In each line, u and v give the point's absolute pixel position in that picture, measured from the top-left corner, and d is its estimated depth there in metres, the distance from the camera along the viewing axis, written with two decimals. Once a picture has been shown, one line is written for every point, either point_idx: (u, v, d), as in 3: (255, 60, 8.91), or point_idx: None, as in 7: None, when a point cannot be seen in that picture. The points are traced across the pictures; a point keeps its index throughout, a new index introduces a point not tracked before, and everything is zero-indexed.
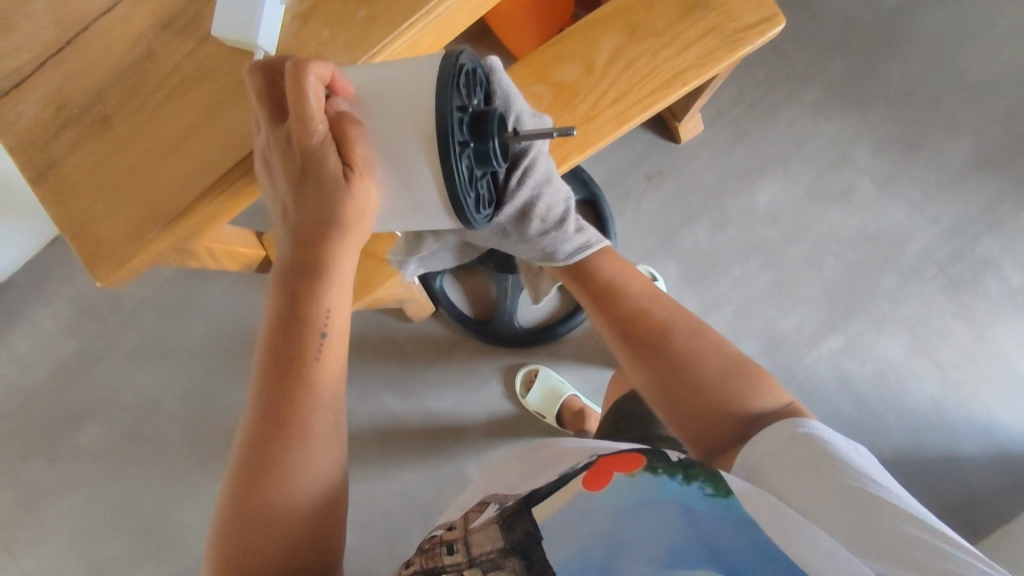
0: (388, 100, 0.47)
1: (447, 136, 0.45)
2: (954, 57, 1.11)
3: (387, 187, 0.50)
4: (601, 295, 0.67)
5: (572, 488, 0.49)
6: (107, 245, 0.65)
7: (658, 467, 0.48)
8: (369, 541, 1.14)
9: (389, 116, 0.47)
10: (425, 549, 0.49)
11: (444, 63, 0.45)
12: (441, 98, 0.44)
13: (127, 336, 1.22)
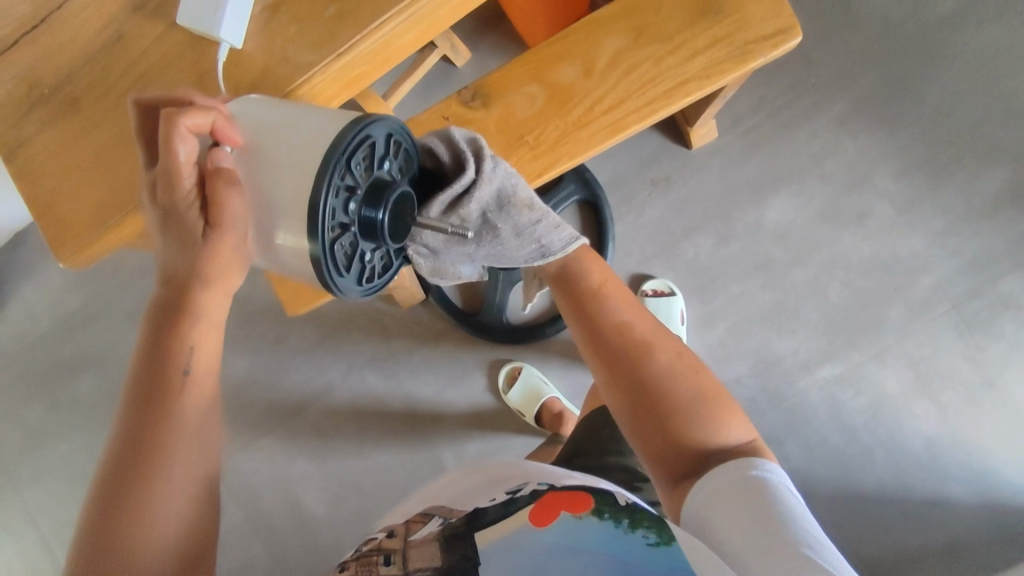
0: (273, 159, 0.45)
1: (321, 214, 0.42)
2: (1000, 79, 1.02)
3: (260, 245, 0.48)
4: (582, 302, 0.61)
5: (517, 519, 0.45)
6: (69, 229, 0.65)
7: (604, 512, 0.44)
8: (341, 514, 1.17)
9: (271, 175, 0.45)
10: (360, 555, 0.47)
11: (338, 138, 0.42)
12: (319, 181, 0.42)
13: (130, 293, 1.26)
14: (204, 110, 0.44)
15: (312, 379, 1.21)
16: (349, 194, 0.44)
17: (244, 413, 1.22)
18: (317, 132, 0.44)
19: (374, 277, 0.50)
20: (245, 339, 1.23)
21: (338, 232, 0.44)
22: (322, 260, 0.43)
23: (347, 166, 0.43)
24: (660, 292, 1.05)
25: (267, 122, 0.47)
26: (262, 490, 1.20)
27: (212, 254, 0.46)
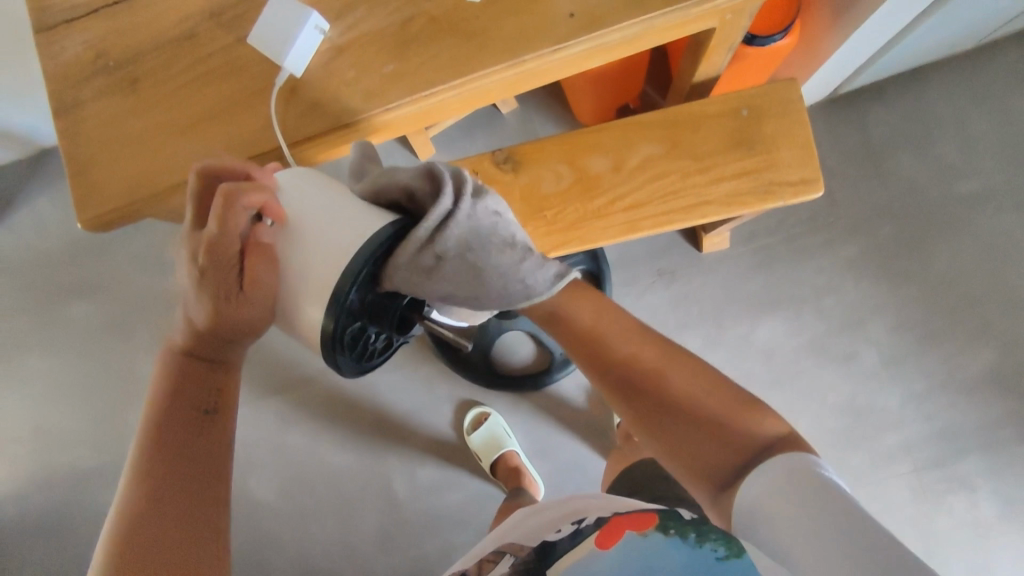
0: (300, 245, 0.48)
1: (341, 309, 0.47)
2: (1008, 266, 1.05)
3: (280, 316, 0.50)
4: (587, 341, 0.57)
5: (583, 547, 0.43)
6: (94, 194, 0.67)
7: (671, 527, 0.41)
8: (283, 505, 1.19)
9: (296, 258, 0.48)
10: None
11: (364, 244, 0.47)
12: (342, 280, 0.46)
13: (142, 239, 1.30)
14: (261, 189, 0.47)
15: (287, 366, 1.21)
16: (365, 291, 0.49)
17: None
18: (350, 230, 0.48)
19: (373, 356, 0.54)
20: None
21: (353, 321, 0.49)
22: (333, 344, 0.48)
23: (368, 268, 0.48)
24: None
25: (311, 206, 0.50)
26: None
27: (233, 313, 0.48)
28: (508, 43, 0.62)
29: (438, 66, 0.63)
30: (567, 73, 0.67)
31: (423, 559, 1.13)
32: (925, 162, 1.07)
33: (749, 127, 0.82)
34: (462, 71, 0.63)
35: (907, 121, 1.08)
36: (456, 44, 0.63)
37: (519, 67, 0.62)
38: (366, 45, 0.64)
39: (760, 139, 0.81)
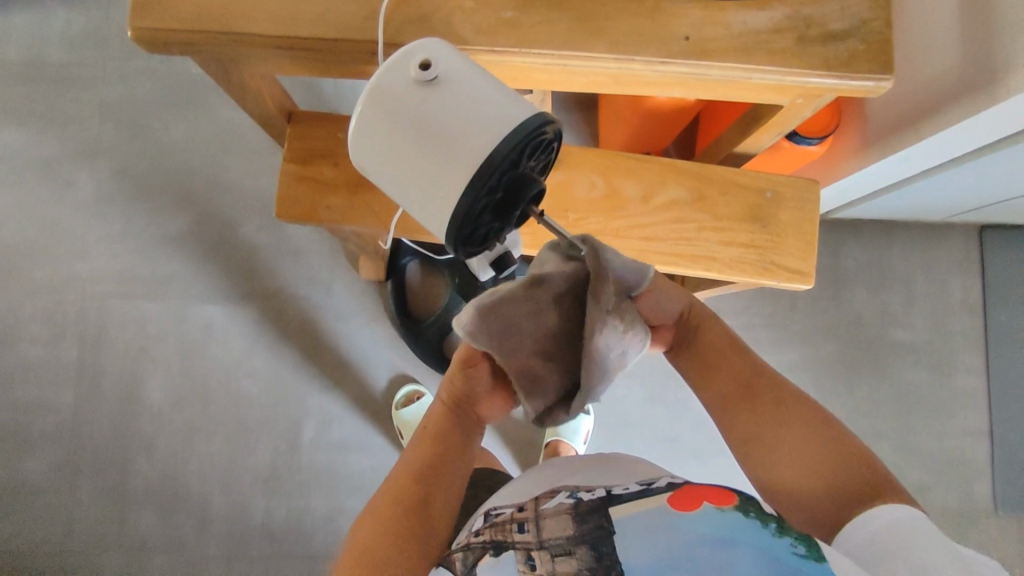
0: (453, 112, 0.43)
1: (489, 175, 0.42)
2: (916, 414, 1.16)
3: (409, 164, 0.45)
4: (733, 368, 0.62)
5: (655, 500, 0.50)
6: (159, 8, 0.63)
7: (750, 510, 0.48)
8: (176, 416, 1.15)
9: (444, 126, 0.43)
10: (496, 522, 0.54)
11: (532, 121, 0.42)
12: (503, 149, 0.42)
13: (115, 89, 1.18)
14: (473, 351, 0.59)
15: (237, 277, 1.17)
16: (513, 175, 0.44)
17: (152, 269, 1.16)
18: (515, 108, 0.44)
19: (473, 246, 0.47)
20: (197, 201, 1.17)
21: (487, 196, 0.43)
22: (464, 216, 0.43)
23: (529, 148, 0.43)
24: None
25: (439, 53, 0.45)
26: (117, 348, 1.15)
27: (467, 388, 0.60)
28: (624, 38, 0.65)
29: (552, 31, 0.64)
30: (654, 89, 0.71)
31: (306, 514, 1.13)
32: (877, 301, 1.19)
33: (768, 207, 0.89)
34: (572, 44, 0.64)
35: (875, 260, 1.20)
36: (577, 18, 0.65)
37: (625, 65, 0.65)
38: None
39: (775, 221, 0.89)
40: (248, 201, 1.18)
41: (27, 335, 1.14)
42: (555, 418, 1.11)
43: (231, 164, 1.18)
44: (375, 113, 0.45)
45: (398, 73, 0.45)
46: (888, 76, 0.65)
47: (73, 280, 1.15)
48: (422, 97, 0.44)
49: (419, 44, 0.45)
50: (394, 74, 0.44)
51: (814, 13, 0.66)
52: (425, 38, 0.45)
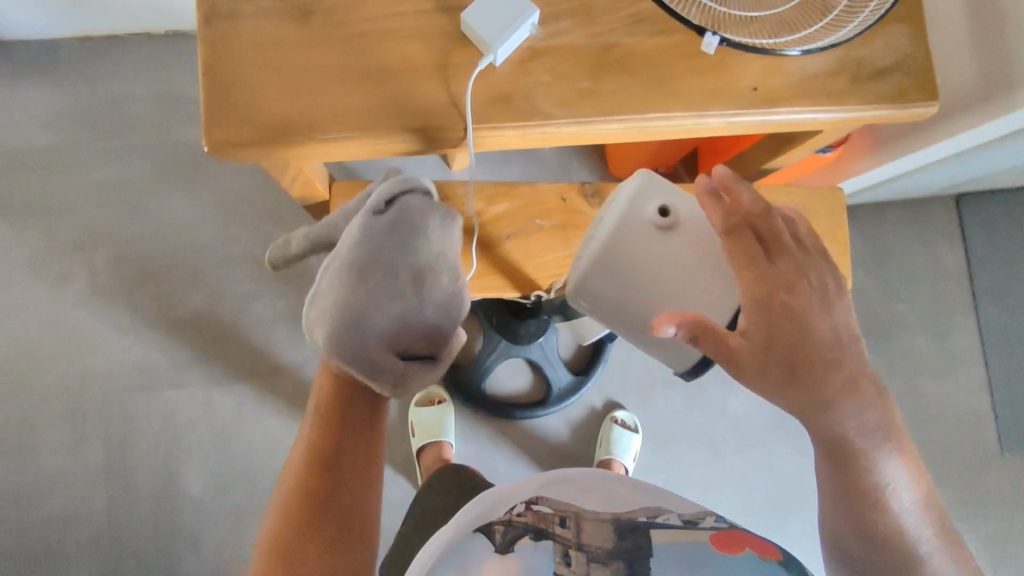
0: (698, 255, 0.48)
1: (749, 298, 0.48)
2: (925, 380, 1.26)
3: (662, 291, 0.48)
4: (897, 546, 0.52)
5: (704, 537, 0.48)
6: (234, 119, 0.60)
7: (792, 566, 0.48)
8: (218, 501, 1.09)
9: (688, 269, 0.48)
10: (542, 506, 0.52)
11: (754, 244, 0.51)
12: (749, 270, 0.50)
13: (102, 170, 1.11)
14: None
15: (263, 348, 1.12)
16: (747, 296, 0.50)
17: (171, 353, 1.10)
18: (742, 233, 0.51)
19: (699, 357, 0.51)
20: (210, 276, 1.12)
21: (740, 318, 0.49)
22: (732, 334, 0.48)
23: None
24: (627, 425, 1.16)
25: (661, 186, 0.50)
26: (146, 440, 1.09)
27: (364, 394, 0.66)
28: (696, 97, 0.67)
29: (629, 96, 0.65)
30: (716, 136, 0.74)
31: None
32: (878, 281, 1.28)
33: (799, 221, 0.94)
34: (650, 107, 0.66)
35: (870, 244, 1.29)
36: (651, 82, 0.66)
37: (700, 120, 0.67)
38: (566, 56, 0.64)
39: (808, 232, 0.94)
40: (263, 269, 1.13)
41: (46, 442, 1.07)
42: (608, 437, 1.14)
43: (241, 234, 1.13)
44: (618, 247, 0.49)
45: (637, 213, 0.49)
46: (933, 102, 0.70)
47: (88, 376, 1.09)
48: (670, 233, 0.49)
49: (644, 177, 0.50)
50: (634, 214, 0.49)
51: (862, 51, 0.70)
52: (649, 179, 0.50)
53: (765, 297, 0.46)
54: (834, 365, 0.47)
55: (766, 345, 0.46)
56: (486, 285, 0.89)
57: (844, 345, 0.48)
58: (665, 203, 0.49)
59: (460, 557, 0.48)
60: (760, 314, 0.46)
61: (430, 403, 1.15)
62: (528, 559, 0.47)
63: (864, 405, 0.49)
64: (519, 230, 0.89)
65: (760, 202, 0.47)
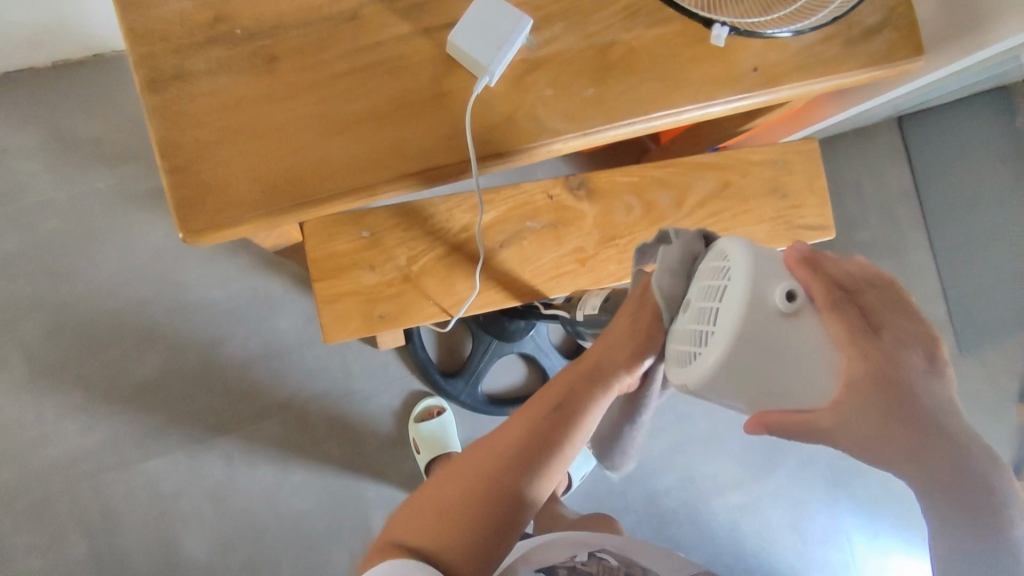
0: (835, 345, 0.41)
1: None
2: None
3: (807, 379, 0.41)
4: None
5: None
6: (210, 196, 0.52)
7: None
8: (228, 565, 1.02)
9: (826, 360, 0.41)
10: (605, 561, 0.62)
11: None
12: None
13: (7, 236, 0.96)
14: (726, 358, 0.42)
15: (242, 397, 1.04)
16: None
17: (139, 422, 1.00)
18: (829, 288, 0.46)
19: None
20: (163, 332, 1.01)
21: None
22: None
23: None
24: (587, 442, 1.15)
25: (766, 256, 0.42)
26: (128, 521, 0.99)
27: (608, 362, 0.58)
28: (703, 86, 0.62)
29: (635, 97, 0.61)
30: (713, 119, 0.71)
31: None
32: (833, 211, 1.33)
33: (781, 178, 0.94)
34: (658, 105, 0.61)
35: None
36: (655, 78, 0.61)
37: (706, 111, 0.63)
38: (564, 64, 0.59)
39: (791, 188, 0.94)
40: (223, 312, 1.03)
41: (17, 547, 0.96)
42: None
43: (192, 278, 1.02)
44: (753, 339, 0.40)
45: (757, 298, 0.41)
46: (921, 56, 0.69)
47: (49, 467, 0.97)
48: (806, 315, 0.41)
49: (760, 253, 0.42)
50: (759, 301, 0.40)
51: (851, 13, 0.67)
52: (762, 257, 0.42)
53: (874, 366, 0.39)
54: (940, 434, 0.40)
55: (869, 413, 0.39)
56: (486, 301, 0.83)
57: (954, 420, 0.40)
58: (791, 284, 0.41)
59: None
60: (862, 392, 0.39)
61: (431, 416, 1.08)
62: None
63: (987, 486, 0.39)
64: (512, 235, 0.83)
65: (848, 271, 0.42)
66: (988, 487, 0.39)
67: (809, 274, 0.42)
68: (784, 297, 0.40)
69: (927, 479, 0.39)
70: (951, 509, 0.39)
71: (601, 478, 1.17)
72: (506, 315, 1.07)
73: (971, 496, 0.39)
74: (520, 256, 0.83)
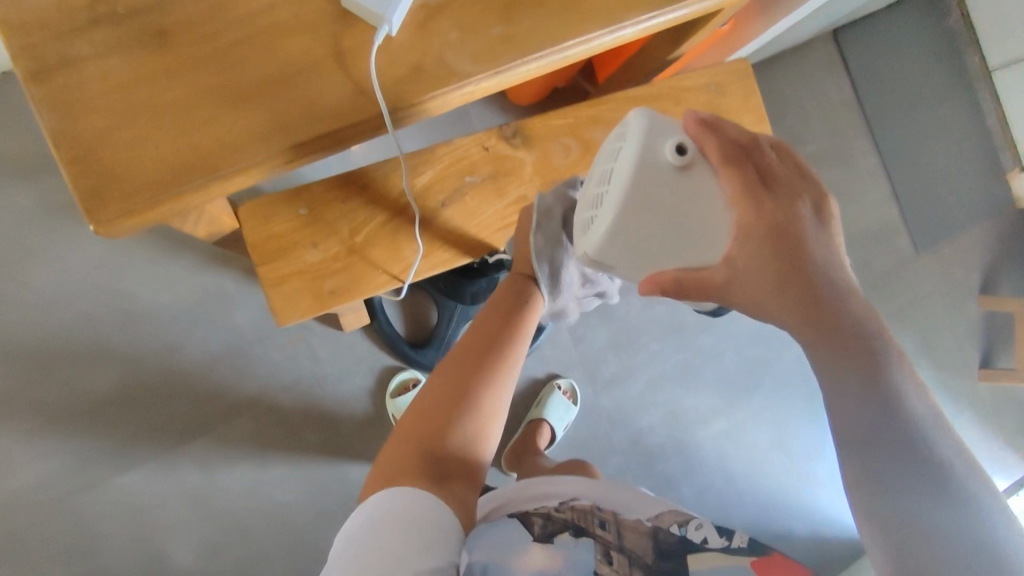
0: (725, 196, 0.46)
1: None
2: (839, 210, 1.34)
3: (695, 221, 0.47)
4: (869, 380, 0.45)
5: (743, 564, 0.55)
6: (117, 183, 0.51)
7: None
8: (223, 564, 1.02)
9: (716, 204, 0.46)
10: (578, 508, 0.64)
11: None
12: None
13: None
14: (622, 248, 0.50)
15: (212, 397, 1.03)
16: None
17: (111, 438, 0.99)
18: None
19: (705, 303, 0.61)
20: (120, 344, 0.99)
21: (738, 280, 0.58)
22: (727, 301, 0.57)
23: None
24: (568, 393, 1.16)
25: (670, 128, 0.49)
26: (114, 537, 0.99)
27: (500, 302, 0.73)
28: (613, 9, 0.61)
29: (545, 29, 0.59)
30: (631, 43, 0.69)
31: None
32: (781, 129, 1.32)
33: (716, 100, 0.93)
34: (569, 34, 0.60)
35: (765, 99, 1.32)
36: (563, 6, 0.60)
37: (619, 34, 0.62)
38: (466, 4, 0.58)
39: (727, 109, 0.93)
40: (178, 316, 1.01)
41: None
42: (546, 400, 1.13)
43: (140, 286, 1.00)
44: (642, 189, 0.46)
45: (651, 153, 0.46)
46: None
47: (25, 496, 0.96)
48: (699, 167, 0.47)
49: (653, 114, 0.48)
50: (651, 156, 0.46)
51: None
52: (656, 117, 0.48)
53: (768, 219, 0.45)
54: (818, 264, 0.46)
55: (770, 267, 0.45)
56: (435, 263, 0.82)
57: (839, 273, 0.47)
58: (682, 142, 0.47)
59: (514, 532, 0.62)
60: (754, 242, 0.45)
61: (408, 389, 1.07)
62: (571, 551, 0.59)
63: (836, 288, 0.46)
64: (452, 194, 0.82)
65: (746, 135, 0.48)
66: (865, 330, 0.46)
67: (702, 135, 0.47)
68: (674, 150, 0.46)
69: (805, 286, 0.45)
70: (829, 343, 0.45)
71: (584, 426, 1.19)
72: (467, 277, 1.06)
73: (851, 333, 0.46)
74: (464, 213, 0.82)
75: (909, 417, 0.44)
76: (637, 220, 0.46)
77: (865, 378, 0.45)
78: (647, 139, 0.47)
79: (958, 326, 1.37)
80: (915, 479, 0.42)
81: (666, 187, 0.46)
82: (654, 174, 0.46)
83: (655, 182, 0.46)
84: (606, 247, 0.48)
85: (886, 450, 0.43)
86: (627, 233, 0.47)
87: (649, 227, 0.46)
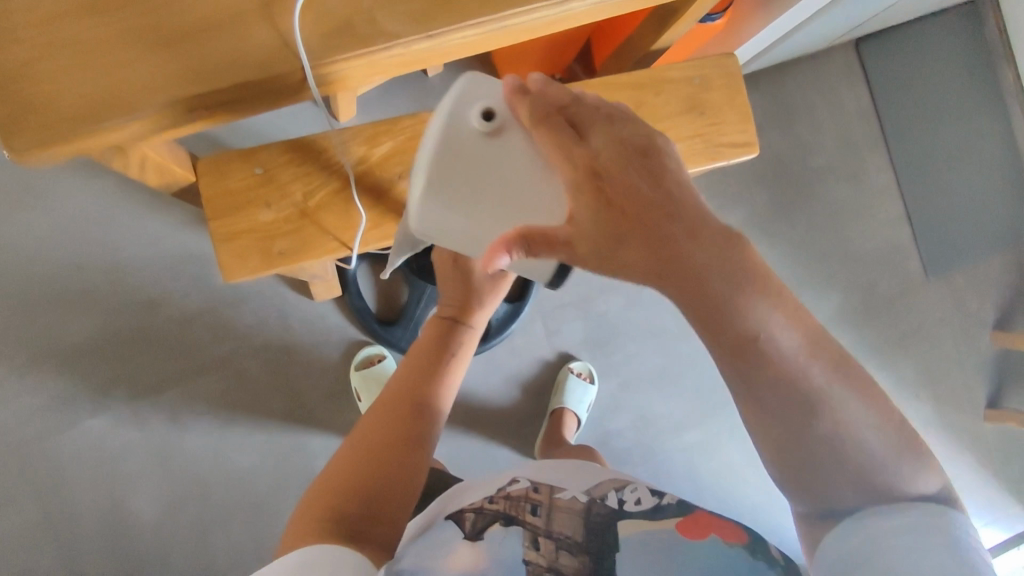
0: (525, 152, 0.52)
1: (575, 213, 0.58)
2: (844, 225, 1.28)
3: (498, 180, 0.53)
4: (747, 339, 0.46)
5: (666, 522, 0.53)
6: (34, 114, 0.52)
7: (757, 553, 0.51)
8: (175, 519, 1.04)
9: (514, 162, 0.53)
10: (509, 495, 0.56)
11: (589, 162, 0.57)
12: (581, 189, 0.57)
13: None
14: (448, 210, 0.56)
15: (181, 354, 1.05)
16: None
17: (80, 384, 1.02)
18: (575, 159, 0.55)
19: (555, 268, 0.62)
20: (98, 293, 1.02)
21: None
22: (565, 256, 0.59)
23: None
24: (584, 375, 1.16)
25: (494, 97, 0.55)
26: (74, 480, 1.02)
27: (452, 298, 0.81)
28: None
29: None
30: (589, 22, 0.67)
31: None
32: (788, 137, 1.27)
33: (698, 94, 0.90)
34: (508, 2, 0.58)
35: (774, 105, 1.27)
36: None
37: (565, 8, 0.59)
38: None
39: (710, 105, 0.90)
40: (155, 272, 1.04)
41: None
42: (563, 386, 1.14)
43: (122, 240, 1.03)
44: (449, 153, 0.53)
45: (463, 118, 0.54)
46: None
47: None
48: (504, 130, 0.53)
49: (474, 84, 0.55)
50: (462, 121, 0.53)
51: None
52: (476, 88, 0.54)
53: (580, 167, 0.47)
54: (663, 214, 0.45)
55: (602, 222, 0.46)
56: (386, 235, 0.81)
57: (690, 211, 0.46)
58: (494, 108, 0.53)
59: (441, 537, 0.55)
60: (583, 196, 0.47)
61: (373, 364, 1.08)
62: (498, 547, 0.52)
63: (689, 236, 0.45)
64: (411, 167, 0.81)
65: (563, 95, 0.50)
66: (738, 275, 0.45)
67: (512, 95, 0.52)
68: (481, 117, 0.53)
69: (647, 242, 0.45)
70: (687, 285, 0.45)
71: None
72: None
73: (717, 289, 0.45)
74: None
75: (790, 369, 0.46)
76: (445, 182, 0.53)
77: (737, 319, 0.45)
78: (460, 108, 0.54)
79: (966, 360, 1.29)
80: (795, 427, 0.47)
81: (472, 149, 0.53)
82: (462, 137, 0.53)
83: (460, 144, 0.53)
84: (424, 206, 0.55)
85: (780, 414, 0.47)
86: (440, 193, 0.54)
87: (457, 187, 0.53)
